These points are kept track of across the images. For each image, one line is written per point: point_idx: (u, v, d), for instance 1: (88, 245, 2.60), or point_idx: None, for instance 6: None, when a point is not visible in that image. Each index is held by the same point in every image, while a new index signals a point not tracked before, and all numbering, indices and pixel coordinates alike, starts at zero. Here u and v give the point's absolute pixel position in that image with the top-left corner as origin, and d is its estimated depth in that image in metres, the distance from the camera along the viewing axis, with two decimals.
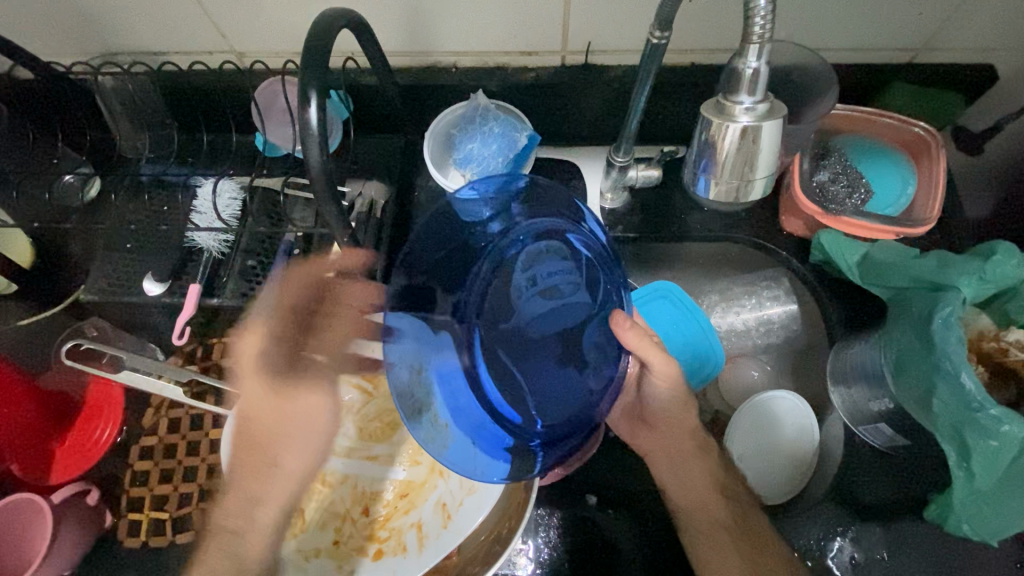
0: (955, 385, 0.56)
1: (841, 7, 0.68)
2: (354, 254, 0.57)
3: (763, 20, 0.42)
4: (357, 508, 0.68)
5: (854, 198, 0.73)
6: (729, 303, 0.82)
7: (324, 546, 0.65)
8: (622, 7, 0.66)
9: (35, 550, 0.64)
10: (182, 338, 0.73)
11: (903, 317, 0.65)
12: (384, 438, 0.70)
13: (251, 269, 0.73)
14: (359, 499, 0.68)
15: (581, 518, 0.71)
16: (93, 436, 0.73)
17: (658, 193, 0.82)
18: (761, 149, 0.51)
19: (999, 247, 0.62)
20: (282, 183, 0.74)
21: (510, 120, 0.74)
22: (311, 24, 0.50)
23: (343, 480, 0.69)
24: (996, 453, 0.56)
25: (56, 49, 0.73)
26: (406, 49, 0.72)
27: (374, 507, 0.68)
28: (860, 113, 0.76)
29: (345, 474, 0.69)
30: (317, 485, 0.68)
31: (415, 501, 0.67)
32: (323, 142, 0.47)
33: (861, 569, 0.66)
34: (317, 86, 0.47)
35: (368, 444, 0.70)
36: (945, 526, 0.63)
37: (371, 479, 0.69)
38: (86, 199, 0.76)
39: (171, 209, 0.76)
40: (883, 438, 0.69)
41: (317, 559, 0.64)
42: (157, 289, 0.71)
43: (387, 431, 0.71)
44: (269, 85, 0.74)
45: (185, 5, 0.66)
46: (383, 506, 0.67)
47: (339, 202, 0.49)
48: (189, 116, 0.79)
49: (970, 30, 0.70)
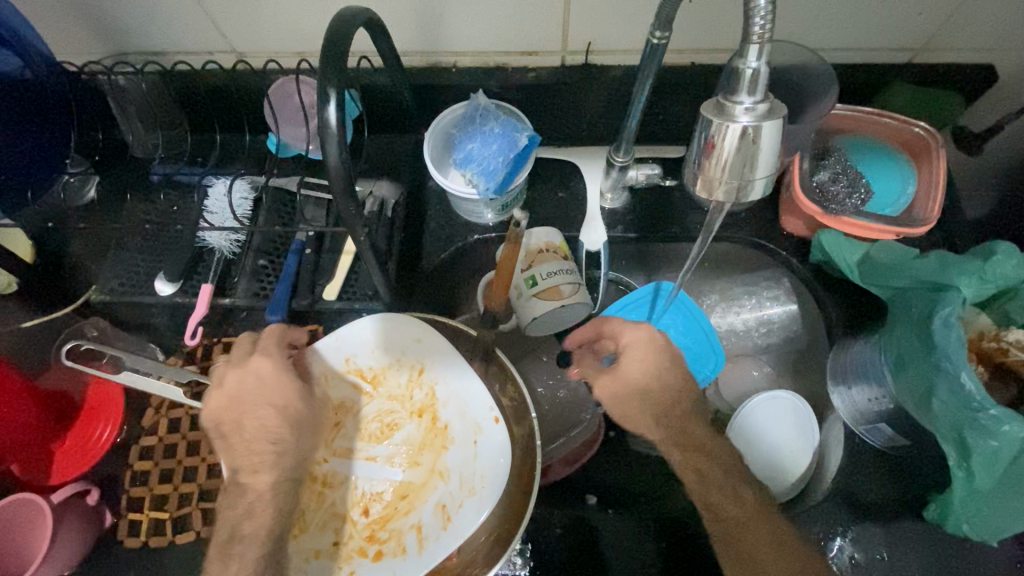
0: (955, 385, 0.57)
1: (841, 7, 0.67)
2: (369, 253, 0.57)
3: (764, 20, 0.41)
4: (357, 509, 0.64)
5: (854, 198, 0.73)
6: (729, 303, 0.83)
7: (323, 549, 0.62)
8: (622, 8, 0.66)
9: (36, 551, 0.64)
10: (194, 338, 0.73)
11: (903, 317, 0.65)
12: (384, 438, 0.66)
13: (263, 269, 0.74)
14: (359, 500, 0.64)
15: (580, 518, 0.71)
16: (87, 432, 0.73)
17: (657, 194, 0.83)
18: (762, 151, 0.46)
19: (999, 247, 0.61)
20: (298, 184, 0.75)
21: (510, 120, 0.73)
22: (329, 23, 0.49)
23: (343, 481, 0.65)
24: (996, 453, 0.56)
25: (69, 48, 0.73)
26: (416, 48, 0.72)
27: (374, 508, 0.64)
28: (860, 113, 0.75)
29: (344, 474, 0.65)
30: (317, 487, 0.64)
31: (412, 501, 0.63)
32: (341, 142, 0.46)
33: (861, 568, 0.67)
34: (335, 85, 0.46)
35: (369, 442, 0.66)
36: (945, 524, 0.65)
37: (371, 479, 0.65)
38: (86, 198, 0.80)
39: (183, 209, 0.77)
40: (883, 437, 0.71)
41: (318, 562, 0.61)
42: (169, 289, 0.72)
43: (387, 430, 0.67)
44: (281, 85, 0.74)
45: (183, 5, 0.66)
46: (383, 507, 0.63)
47: (356, 199, 0.49)
48: (201, 117, 0.80)
49: (971, 30, 0.70)
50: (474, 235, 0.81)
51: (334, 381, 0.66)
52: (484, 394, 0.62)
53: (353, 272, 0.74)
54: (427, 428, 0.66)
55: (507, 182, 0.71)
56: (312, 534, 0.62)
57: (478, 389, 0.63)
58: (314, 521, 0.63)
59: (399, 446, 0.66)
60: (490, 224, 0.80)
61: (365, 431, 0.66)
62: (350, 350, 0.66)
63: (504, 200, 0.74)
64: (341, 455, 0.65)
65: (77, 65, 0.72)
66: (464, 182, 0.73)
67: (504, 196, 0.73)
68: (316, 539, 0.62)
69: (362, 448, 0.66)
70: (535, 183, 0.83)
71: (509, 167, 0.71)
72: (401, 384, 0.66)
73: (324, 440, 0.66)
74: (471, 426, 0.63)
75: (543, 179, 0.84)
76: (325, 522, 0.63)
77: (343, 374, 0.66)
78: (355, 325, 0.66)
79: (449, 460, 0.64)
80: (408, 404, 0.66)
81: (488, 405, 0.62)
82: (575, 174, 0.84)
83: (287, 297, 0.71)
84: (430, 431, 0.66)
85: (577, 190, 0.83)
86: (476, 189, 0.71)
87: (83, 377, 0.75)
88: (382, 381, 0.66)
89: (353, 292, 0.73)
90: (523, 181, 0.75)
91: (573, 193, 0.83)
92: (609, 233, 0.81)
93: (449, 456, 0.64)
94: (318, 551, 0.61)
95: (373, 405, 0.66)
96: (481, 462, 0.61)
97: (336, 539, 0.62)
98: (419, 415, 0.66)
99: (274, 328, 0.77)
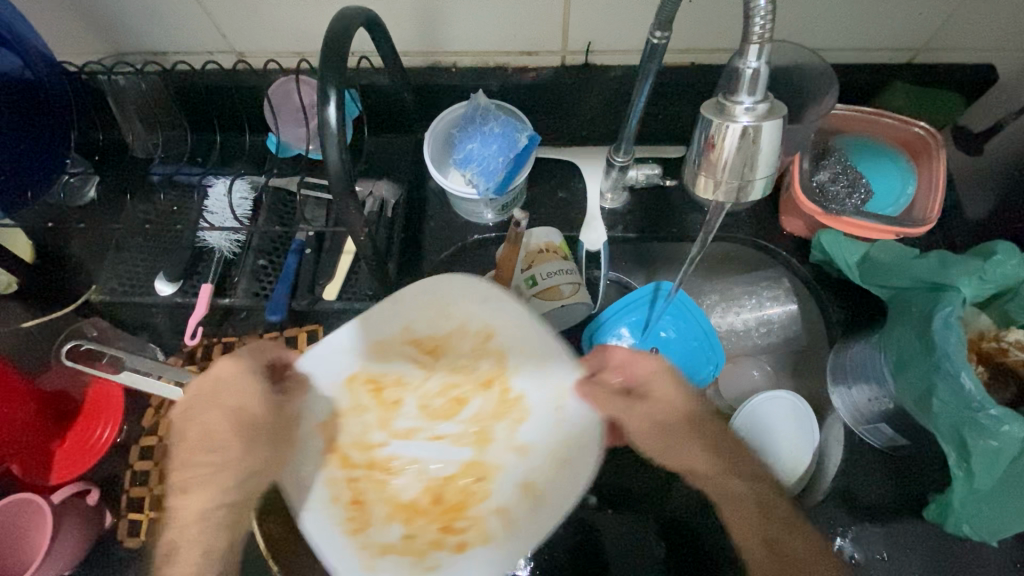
0: (955, 385, 0.56)
1: (841, 7, 0.67)
2: (369, 253, 0.57)
3: (764, 20, 0.41)
4: (424, 495, 0.59)
5: (854, 198, 0.73)
6: (729, 303, 0.82)
7: (392, 543, 0.57)
8: (622, 8, 0.66)
9: (36, 552, 0.64)
10: (193, 338, 0.73)
11: (903, 317, 0.65)
12: (452, 415, 0.60)
13: (263, 269, 0.74)
14: (427, 485, 0.59)
15: (580, 518, 0.70)
16: (86, 433, 0.73)
17: (657, 194, 0.83)
18: (762, 151, 0.46)
19: (999, 247, 0.62)
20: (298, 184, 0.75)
21: (510, 120, 0.73)
22: (329, 23, 0.49)
23: (404, 466, 0.60)
24: (997, 453, 0.56)
25: (69, 48, 0.73)
26: (417, 48, 0.72)
27: (444, 493, 0.59)
28: (860, 113, 0.75)
29: (439, 457, 0.60)
30: (377, 472, 0.59)
31: (521, 480, 0.58)
32: (342, 142, 0.46)
33: (861, 569, 0.67)
34: (335, 85, 0.46)
35: (446, 416, 0.60)
36: (945, 525, 0.65)
37: (440, 462, 0.60)
38: (85, 199, 0.79)
39: (182, 210, 0.77)
40: (884, 438, 0.71)
41: (388, 557, 0.56)
42: (169, 289, 0.72)
43: (454, 407, 0.60)
44: (280, 85, 0.74)
45: (184, 5, 0.66)
46: (451, 492, 0.59)
47: (357, 200, 0.49)
48: (201, 117, 0.80)
49: (969, 30, 0.70)
50: (474, 236, 0.81)
51: (389, 351, 0.58)
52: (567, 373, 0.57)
53: (353, 272, 0.74)
54: (495, 400, 0.60)
55: (507, 182, 0.71)
56: (375, 528, 0.57)
57: (544, 366, 0.58)
58: (378, 513, 0.58)
59: (467, 423, 0.60)
60: (490, 224, 0.81)
61: (427, 407, 0.60)
62: (404, 316, 0.58)
63: (504, 200, 0.74)
64: (402, 436, 0.60)
65: (76, 65, 0.72)
66: (464, 182, 0.73)
67: (504, 196, 0.73)
68: (382, 534, 0.57)
69: (424, 427, 0.60)
70: (535, 183, 0.83)
71: (509, 167, 0.71)
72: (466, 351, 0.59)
73: (383, 422, 0.60)
74: (524, 397, 0.59)
75: (543, 178, 0.84)
76: (388, 512, 0.58)
77: (397, 343, 0.59)
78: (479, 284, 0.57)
79: (528, 434, 0.59)
80: (468, 373, 0.59)
81: (556, 388, 0.58)
82: (575, 174, 0.84)
83: (286, 297, 0.71)
84: (480, 406, 0.60)
85: (577, 190, 0.83)
86: (476, 189, 0.71)
87: (83, 377, 0.75)
88: (459, 333, 0.59)
89: (353, 293, 0.73)
90: (523, 181, 0.75)
91: (573, 194, 0.83)
92: (609, 233, 0.81)
93: (501, 433, 0.59)
94: (386, 546, 0.57)
95: (415, 376, 0.59)
96: (580, 445, 0.57)
97: (405, 532, 0.58)
98: (484, 389, 0.60)
99: (274, 327, 0.77)
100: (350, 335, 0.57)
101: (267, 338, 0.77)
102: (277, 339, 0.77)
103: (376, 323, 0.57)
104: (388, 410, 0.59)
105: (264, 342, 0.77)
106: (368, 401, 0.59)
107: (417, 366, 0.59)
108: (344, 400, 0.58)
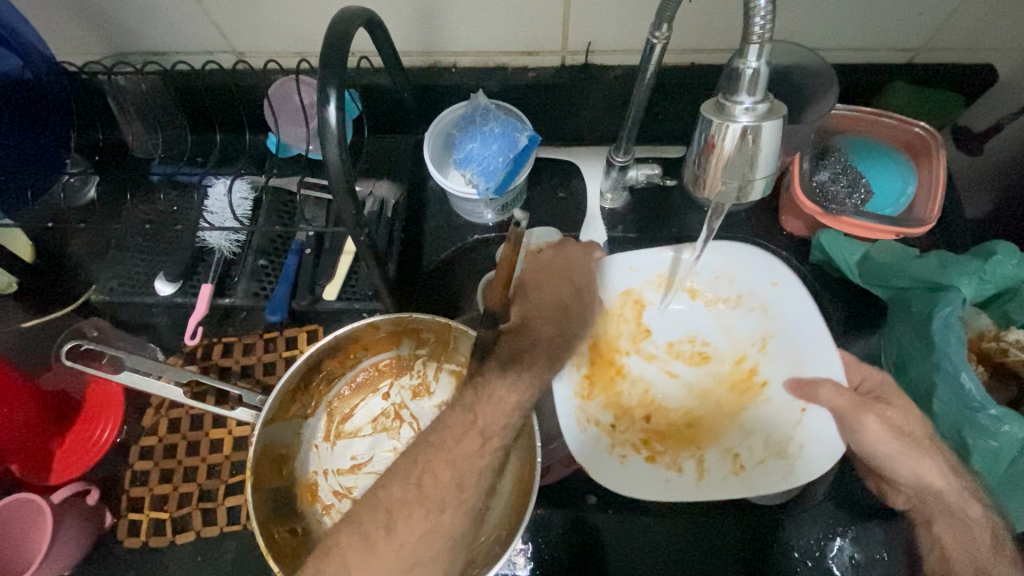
0: (955, 385, 0.58)
1: (841, 7, 0.67)
2: (369, 253, 0.57)
3: (764, 20, 0.40)
4: (641, 409, 0.69)
5: (854, 198, 0.72)
6: None
7: (601, 421, 0.65)
8: (622, 8, 0.66)
9: (36, 552, 0.64)
10: (194, 338, 0.73)
11: (902, 317, 0.66)
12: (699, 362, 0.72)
13: (263, 269, 0.74)
14: (647, 402, 0.70)
15: (580, 518, 0.70)
16: (86, 433, 0.73)
17: (657, 193, 0.83)
18: (761, 151, 0.46)
19: (998, 247, 0.62)
20: (298, 184, 0.75)
21: (510, 120, 0.73)
22: (329, 24, 0.49)
23: (637, 377, 0.72)
24: (997, 453, 0.57)
25: (69, 48, 0.73)
26: (417, 48, 0.72)
27: (657, 419, 0.68)
28: (860, 113, 0.75)
29: (701, 389, 0.71)
30: (614, 371, 0.71)
31: (649, 388, 0.71)
32: (341, 142, 0.46)
33: (861, 569, 0.67)
34: (336, 85, 0.46)
35: (703, 363, 0.72)
36: None
37: (662, 390, 0.71)
38: (86, 199, 0.79)
39: (182, 210, 0.77)
40: None
41: (593, 431, 0.64)
42: (169, 289, 0.72)
43: (703, 357, 0.72)
44: (280, 85, 0.74)
45: (184, 5, 0.66)
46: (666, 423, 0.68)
47: (356, 200, 0.49)
48: (201, 117, 0.80)
49: (970, 30, 0.70)
50: (474, 236, 0.80)
51: (672, 288, 0.72)
52: (833, 357, 0.63)
53: (353, 273, 0.74)
54: (744, 369, 0.70)
55: (507, 181, 0.71)
56: (593, 406, 0.66)
57: (827, 351, 0.63)
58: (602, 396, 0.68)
59: (717, 373, 0.71)
60: (490, 224, 0.80)
61: (676, 346, 0.73)
62: (713, 269, 0.71)
63: (505, 200, 0.74)
64: (645, 355, 0.73)
65: (77, 65, 0.73)
66: (464, 182, 0.73)
67: (504, 196, 0.72)
68: (596, 412, 0.66)
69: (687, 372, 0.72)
70: (536, 183, 0.83)
71: (509, 167, 0.71)
72: (744, 321, 0.71)
73: (637, 339, 0.73)
74: (796, 364, 0.65)
75: (543, 178, 0.84)
76: (605, 402, 0.67)
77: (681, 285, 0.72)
78: (787, 271, 0.67)
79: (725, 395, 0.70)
80: (673, 325, 0.73)
81: (835, 373, 0.62)
82: (575, 174, 0.84)
83: (287, 297, 0.71)
84: (743, 373, 0.70)
85: (577, 190, 0.83)
86: (476, 189, 0.71)
87: (82, 377, 0.75)
88: (733, 342, 0.71)
89: (353, 293, 0.73)
90: (523, 181, 0.75)
91: (573, 194, 0.83)
92: (609, 233, 0.81)
93: (696, 373, 0.72)
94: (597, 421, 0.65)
95: (674, 317, 0.73)
96: (768, 410, 0.65)
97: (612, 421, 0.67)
98: (738, 357, 0.71)
99: (274, 327, 0.77)
100: (658, 267, 0.71)
101: (266, 338, 0.77)
102: (277, 339, 0.77)
103: (665, 263, 0.70)
104: (642, 331, 0.73)
105: (264, 342, 0.77)
106: (630, 314, 0.73)
107: (687, 306, 0.73)
108: (615, 304, 0.72)
